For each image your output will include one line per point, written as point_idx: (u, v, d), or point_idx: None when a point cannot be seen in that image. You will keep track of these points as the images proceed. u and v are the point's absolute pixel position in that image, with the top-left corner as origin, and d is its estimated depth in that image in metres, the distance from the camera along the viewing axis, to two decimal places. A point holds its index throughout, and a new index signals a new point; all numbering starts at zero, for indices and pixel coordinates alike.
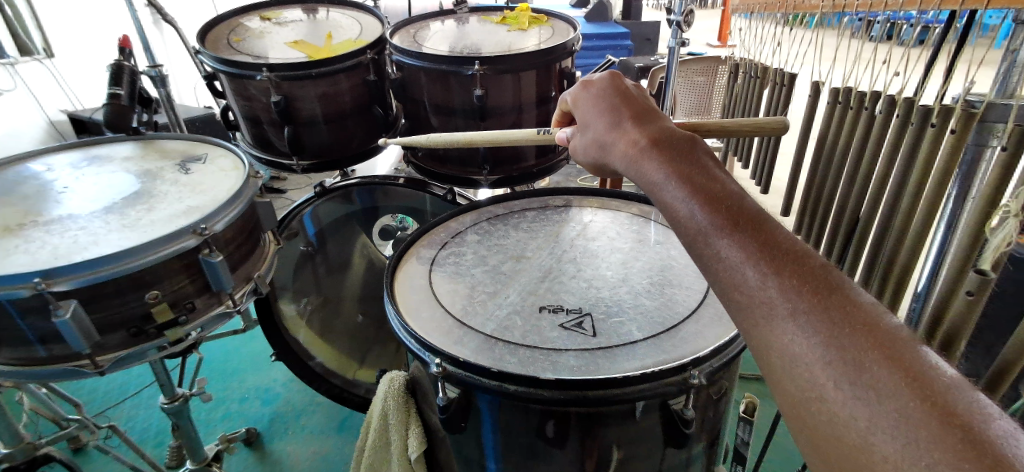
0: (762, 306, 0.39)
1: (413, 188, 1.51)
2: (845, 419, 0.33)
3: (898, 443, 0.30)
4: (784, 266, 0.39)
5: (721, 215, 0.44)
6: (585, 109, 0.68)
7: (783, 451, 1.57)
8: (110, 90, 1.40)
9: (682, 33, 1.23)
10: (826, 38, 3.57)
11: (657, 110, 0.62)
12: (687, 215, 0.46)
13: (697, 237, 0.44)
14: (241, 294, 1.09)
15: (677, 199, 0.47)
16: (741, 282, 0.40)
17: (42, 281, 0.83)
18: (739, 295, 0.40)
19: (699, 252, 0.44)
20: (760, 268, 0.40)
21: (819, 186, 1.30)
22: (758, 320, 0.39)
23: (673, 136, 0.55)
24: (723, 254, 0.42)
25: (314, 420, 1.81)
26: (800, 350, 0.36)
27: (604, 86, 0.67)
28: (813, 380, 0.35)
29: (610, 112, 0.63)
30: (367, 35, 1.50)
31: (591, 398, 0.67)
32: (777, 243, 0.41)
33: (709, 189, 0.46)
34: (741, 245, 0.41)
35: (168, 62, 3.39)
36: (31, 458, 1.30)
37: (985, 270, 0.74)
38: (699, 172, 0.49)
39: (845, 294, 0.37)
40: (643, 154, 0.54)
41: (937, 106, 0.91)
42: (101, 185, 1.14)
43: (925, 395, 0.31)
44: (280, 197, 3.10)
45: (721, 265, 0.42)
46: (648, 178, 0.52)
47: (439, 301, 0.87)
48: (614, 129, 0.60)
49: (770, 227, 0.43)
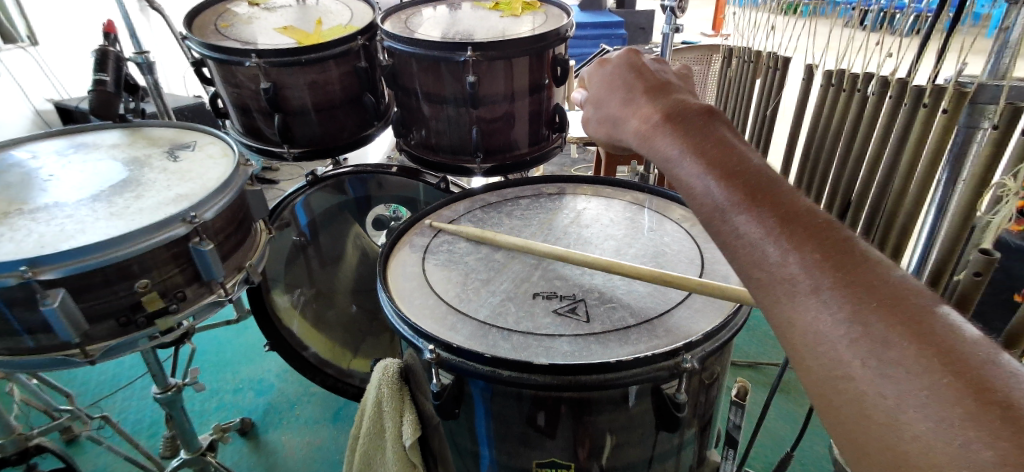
0: (783, 283, 0.37)
1: (405, 177, 1.55)
2: (872, 398, 0.31)
3: (930, 421, 0.29)
4: (805, 241, 0.37)
5: (738, 190, 0.42)
6: (598, 89, 0.66)
7: (774, 437, 1.60)
8: (95, 76, 1.36)
9: (677, 19, 1.21)
10: (817, 29, 3.68)
11: (673, 85, 0.60)
12: (702, 191, 0.44)
13: (714, 215, 0.43)
14: (232, 284, 1.08)
15: (691, 175, 0.46)
16: (761, 259, 0.38)
17: (28, 270, 0.82)
18: (758, 273, 0.38)
19: (716, 230, 0.43)
20: (781, 243, 0.38)
21: (814, 170, 1.32)
22: (778, 298, 0.37)
23: (687, 109, 0.53)
24: (742, 230, 0.40)
25: (309, 410, 1.81)
26: (825, 326, 0.34)
27: (620, 63, 0.65)
28: (839, 358, 0.33)
29: (624, 89, 0.61)
30: (357, 21, 1.47)
31: (580, 382, 0.67)
32: (800, 217, 0.39)
33: (727, 163, 0.45)
34: (760, 221, 0.40)
35: (155, 49, 3.35)
36: (23, 449, 1.29)
37: (989, 249, 0.71)
38: (714, 145, 0.47)
39: (871, 266, 0.35)
40: (656, 130, 0.52)
41: (930, 86, 0.93)
42: (87, 173, 1.13)
43: (959, 371, 0.29)
44: (273, 188, 3.11)
45: (739, 242, 0.40)
46: (663, 154, 0.50)
47: (433, 288, 0.87)
48: (627, 105, 0.59)
49: (790, 198, 0.41)
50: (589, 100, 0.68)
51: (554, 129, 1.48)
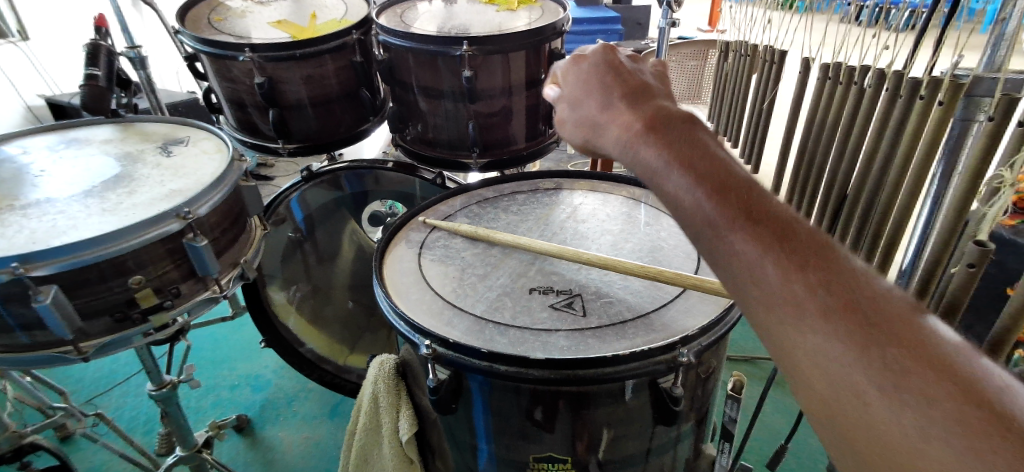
0: (786, 303, 0.36)
1: (402, 172, 1.53)
2: (888, 423, 0.31)
3: (950, 448, 0.29)
4: (805, 259, 0.37)
5: (731, 205, 0.41)
6: (578, 87, 0.64)
7: (769, 429, 1.61)
8: (86, 71, 1.34)
9: (673, 13, 1.20)
10: (815, 24, 3.69)
11: (651, 89, 0.60)
12: (692, 205, 0.43)
13: (706, 229, 0.42)
14: (227, 280, 1.08)
15: (681, 188, 0.44)
16: (760, 278, 0.38)
17: (20, 266, 0.81)
18: (759, 292, 0.38)
19: (709, 245, 0.41)
20: (779, 263, 0.37)
21: (811, 165, 1.33)
22: (781, 317, 0.36)
23: (670, 118, 0.52)
24: (738, 248, 0.39)
25: (306, 406, 1.81)
26: (832, 349, 0.34)
27: (598, 62, 0.64)
28: (849, 380, 0.33)
29: (603, 94, 0.60)
30: (352, 15, 1.46)
31: (578, 377, 0.67)
32: (795, 234, 0.39)
33: (714, 176, 0.44)
34: (757, 238, 0.39)
35: (146, 43, 3.32)
36: (17, 447, 1.28)
37: (984, 241, 0.72)
38: (702, 156, 0.46)
39: (869, 286, 0.36)
40: (640, 139, 0.51)
41: (926, 78, 0.91)
42: (79, 168, 1.12)
43: (973, 396, 0.29)
44: (268, 185, 3.09)
45: (736, 260, 0.39)
46: (648, 164, 0.49)
47: (429, 283, 0.87)
48: (608, 111, 0.57)
49: (781, 213, 0.40)
50: (567, 100, 0.66)
51: (550, 124, 1.48)
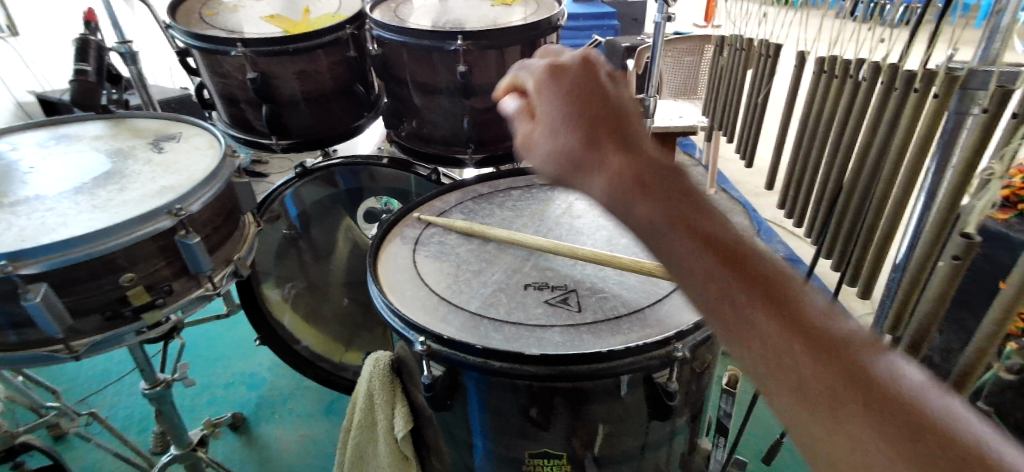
0: (795, 373, 0.33)
1: (397, 169, 1.53)
2: None
3: None
4: (810, 329, 0.35)
5: (734, 269, 0.38)
6: (556, 110, 0.59)
7: (763, 423, 1.62)
8: (76, 66, 1.33)
9: (669, 8, 1.19)
10: (811, 19, 3.69)
11: (634, 130, 0.58)
12: (691, 265, 0.40)
13: (706, 291, 0.39)
14: (220, 277, 1.06)
15: (679, 245, 0.41)
16: (767, 344, 0.35)
17: (8, 264, 0.80)
18: (766, 360, 0.35)
19: (710, 307, 0.38)
20: (786, 330, 0.35)
21: (807, 159, 1.33)
22: (789, 385, 0.33)
23: (659, 167, 0.50)
24: (742, 313, 0.36)
25: (302, 404, 1.80)
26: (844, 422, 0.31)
27: (581, 87, 0.61)
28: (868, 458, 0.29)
29: (588, 126, 0.56)
30: (346, 10, 1.45)
31: (573, 373, 0.66)
32: (797, 303, 0.36)
33: (713, 235, 0.41)
34: (761, 305, 0.36)
35: (138, 39, 3.30)
36: (9, 446, 1.27)
37: (971, 233, 0.73)
38: (696, 211, 0.44)
39: (874, 356, 0.34)
40: (630, 186, 0.48)
41: (921, 72, 0.91)
42: (69, 165, 1.10)
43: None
44: (263, 182, 3.07)
45: (741, 326, 0.36)
46: (640, 215, 0.45)
47: (424, 279, 0.86)
48: (593, 149, 0.54)
49: (783, 278, 0.38)
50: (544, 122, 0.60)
51: None
